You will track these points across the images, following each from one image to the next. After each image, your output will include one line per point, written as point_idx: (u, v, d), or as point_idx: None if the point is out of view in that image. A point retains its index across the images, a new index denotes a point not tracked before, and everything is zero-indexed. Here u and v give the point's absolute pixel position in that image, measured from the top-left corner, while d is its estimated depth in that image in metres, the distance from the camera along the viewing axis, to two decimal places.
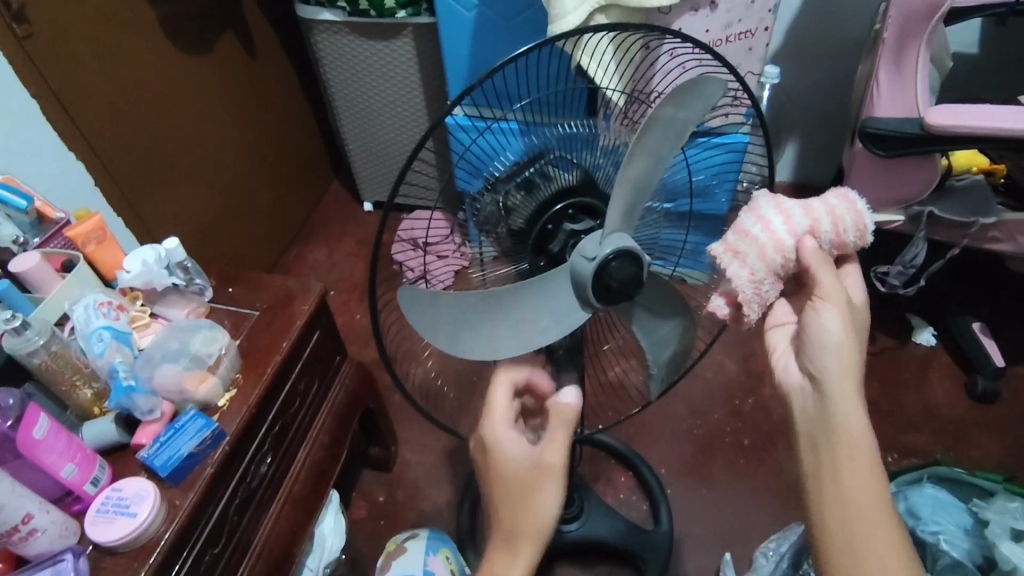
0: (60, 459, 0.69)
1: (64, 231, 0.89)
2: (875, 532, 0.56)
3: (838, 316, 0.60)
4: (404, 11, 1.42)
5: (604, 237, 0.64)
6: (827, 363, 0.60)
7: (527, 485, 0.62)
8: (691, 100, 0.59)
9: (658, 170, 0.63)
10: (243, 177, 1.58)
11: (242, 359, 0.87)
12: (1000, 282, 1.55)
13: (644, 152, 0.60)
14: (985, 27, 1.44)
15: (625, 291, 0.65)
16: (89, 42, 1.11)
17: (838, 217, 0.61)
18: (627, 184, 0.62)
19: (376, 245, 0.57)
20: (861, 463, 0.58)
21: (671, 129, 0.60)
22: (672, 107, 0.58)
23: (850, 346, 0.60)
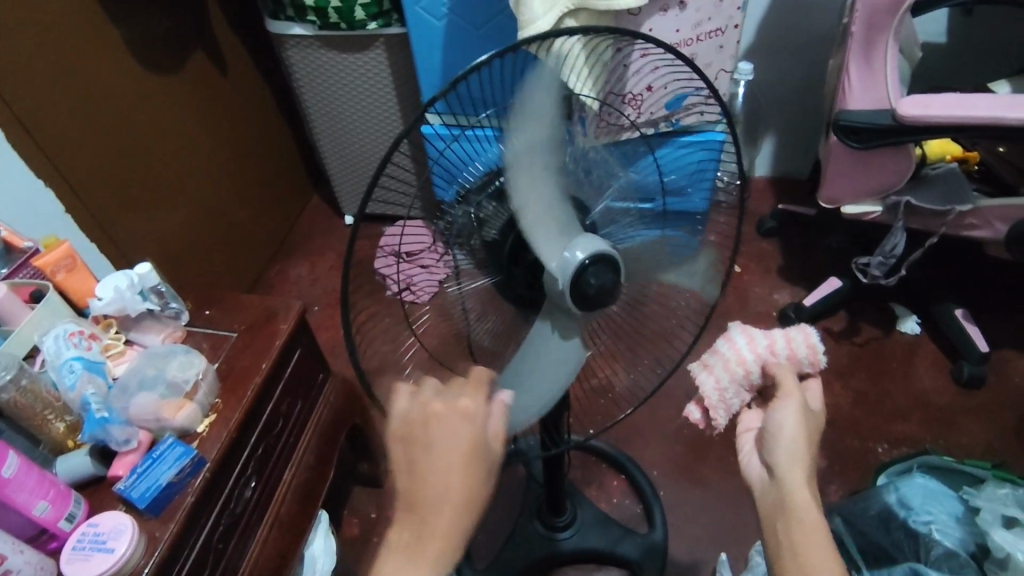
0: (31, 496, 0.67)
1: (32, 260, 0.87)
2: None
3: (793, 405, 0.64)
4: (375, 22, 1.41)
5: (583, 245, 0.64)
6: (783, 445, 0.62)
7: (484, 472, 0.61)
8: (537, 117, 0.61)
9: (556, 181, 0.64)
10: (219, 196, 1.56)
11: (221, 383, 0.85)
12: (980, 267, 1.56)
13: (525, 181, 0.62)
14: (951, 17, 1.45)
15: (602, 299, 0.65)
16: (52, 67, 1.09)
17: (795, 342, 0.69)
18: (532, 217, 0.63)
19: (348, 260, 0.56)
20: (823, 558, 0.56)
21: (541, 147, 0.62)
22: (520, 134, 0.61)
23: (804, 436, 0.63)
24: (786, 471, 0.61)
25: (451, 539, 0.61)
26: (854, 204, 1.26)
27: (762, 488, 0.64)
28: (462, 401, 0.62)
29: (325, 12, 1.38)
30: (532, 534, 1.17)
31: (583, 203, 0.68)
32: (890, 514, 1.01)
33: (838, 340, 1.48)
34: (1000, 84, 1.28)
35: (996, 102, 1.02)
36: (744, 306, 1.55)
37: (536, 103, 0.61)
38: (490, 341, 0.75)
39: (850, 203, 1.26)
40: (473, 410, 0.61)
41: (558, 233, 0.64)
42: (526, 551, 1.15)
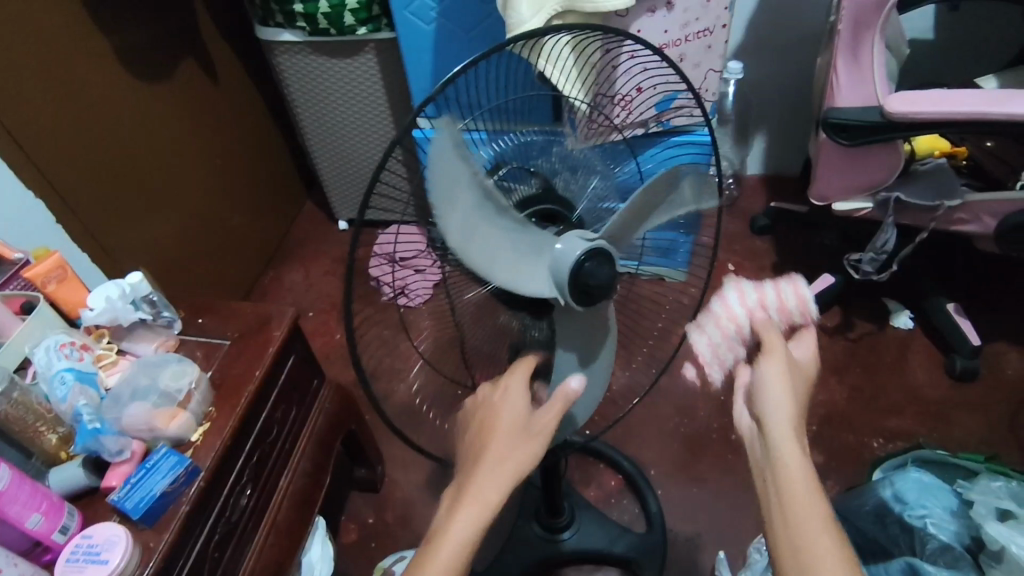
0: (24, 509, 0.67)
1: (22, 272, 0.86)
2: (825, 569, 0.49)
3: (778, 365, 0.61)
4: (365, 27, 1.41)
5: (570, 241, 0.63)
6: (772, 405, 0.58)
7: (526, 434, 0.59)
8: (452, 192, 0.56)
9: (509, 221, 0.60)
10: (211, 203, 1.56)
11: (215, 392, 0.85)
12: (971, 261, 1.57)
13: (478, 250, 0.60)
14: (938, 13, 1.46)
15: (602, 292, 0.63)
16: (41, 78, 1.09)
17: (783, 294, 0.69)
18: (504, 272, 0.61)
19: (351, 263, 0.55)
20: (814, 519, 0.52)
21: (473, 213, 0.58)
22: (447, 222, 0.57)
23: (789, 390, 0.59)
24: (775, 432, 0.57)
25: (496, 496, 0.55)
26: (845, 201, 1.26)
27: (755, 452, 0.60)
28: (506, 378, 0.64)
29: (315, 18, 1.38)
30: (529, 536, 1.17)
31: (571, 203, 0.68)
32: (886, 509, 1.01)
33: (832, 335, 1.48)
34: (987, 80, 1.29)
35: (983, 97, 1.03)
36: None
37: (442, 183, 0.55)
38: (483, 345, 0.75)
39: (841, 200, 1.26)
40: (513, 383, 0.63)
41: (535, 255, 0.63)
42: (524, 553, 1.15)
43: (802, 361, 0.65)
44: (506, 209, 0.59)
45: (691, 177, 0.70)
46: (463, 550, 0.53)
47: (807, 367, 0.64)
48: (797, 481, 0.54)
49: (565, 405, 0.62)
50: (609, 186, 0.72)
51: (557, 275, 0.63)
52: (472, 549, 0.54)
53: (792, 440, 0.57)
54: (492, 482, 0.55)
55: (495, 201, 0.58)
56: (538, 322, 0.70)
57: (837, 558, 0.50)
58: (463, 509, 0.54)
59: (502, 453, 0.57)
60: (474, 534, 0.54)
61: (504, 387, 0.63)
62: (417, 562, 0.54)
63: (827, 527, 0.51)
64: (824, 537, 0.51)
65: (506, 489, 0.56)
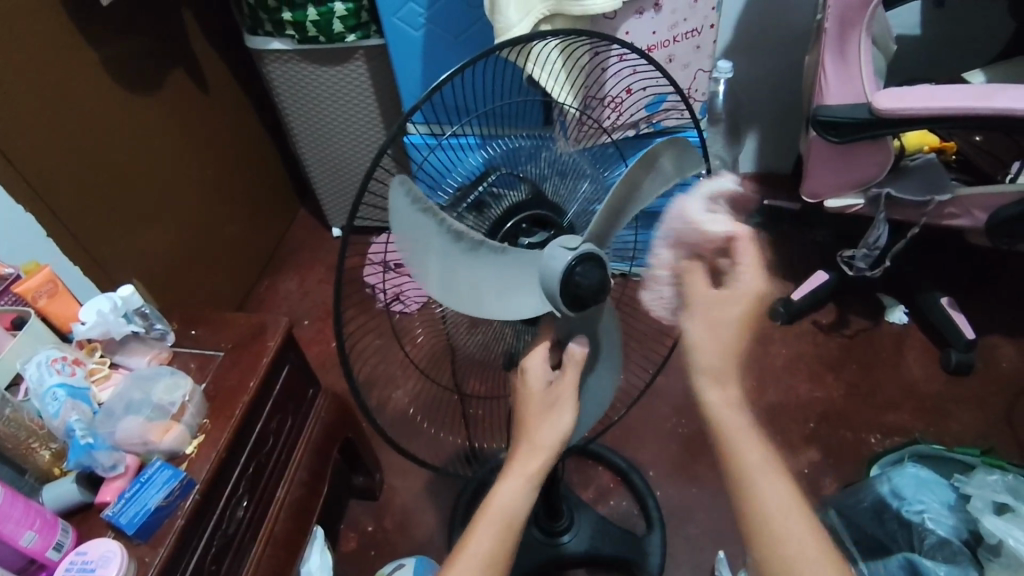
0: (18, 527, 0.66)
1: (12, 287, 0.86)
2: (771, 499, 0.60)
3: (702, 325, 0.62)
4: (354, 34, 1.41)
5: (556, 249, 0.62)
6: (707, 383, 0.64)
7: (550, 411, 0.63)
8: (420, 245, 0.55)
9: (489, 250, 0.59)
10: (203, 213, 1.56)
11: (210, 404, 0.85)
12: (964, 255, 1.58)
13: (463, 290, 0.60)
14: (924, 9, 1.47)
15: (594, 296, 0.62)
16: (28, 91, 1.08)
17: (682, 223, 0.66)
18: (492, 302, 0.62)
19: (339, 273, 0.55)
20: (756, 459, 0.62)
21: (451, 259, 0.58)
22: (421, 276, 0.57)
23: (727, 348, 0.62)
24: (714, 410, 0.64)
25: (535, 467, 0.61)
26: (837, 198, 1.26)
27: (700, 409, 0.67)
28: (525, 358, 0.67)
29: (304, 26, 1.38)
30: (529, 540, 1.17)
31: (560, 207, 0.67)
32: (884, 506, 1.01)
33: (828, 333, 1.48)
34: (974, 74, 1.30)
35: (970, 93, 1.03)
36: None
37: (411, 245, 0.54)
38: (476, 351, 0.75)
39: (833, 197, 1.27)
40: (533, 362, 0.65)
41: (522, 273, 0.62)
42: (525, 557, 1.15)
43: (725, 300, 0.63)
44: (480, 243, 0.58)
45: (669, 151, 0.65)
46: (509, 519, 0.61)
47: (745, 302, 0.63)
48: (742, 452, 0.62)
49: (576, 370, 0.66)
50: (600, 189, 0.71)
51: (545, 285, 0.63)
52: (516, 516, 0.61)
53: (729, 408, 0.64)
54: (527, 457, 0.62)
55: (466, 240, 0.57)
56: (532, 328, 0.70)
57: (789, 503, 0.60)
58: (505, 483, 0.61)
59: (534, 429, 0.62)
60: (518, 503, 0.61)
61: (522, 368, 0.65)
62: (466, 535, 0.61)
63: (775, 479, 0.61)
64: (777, 492, 0.60)
65: (544, 459, 0.62)
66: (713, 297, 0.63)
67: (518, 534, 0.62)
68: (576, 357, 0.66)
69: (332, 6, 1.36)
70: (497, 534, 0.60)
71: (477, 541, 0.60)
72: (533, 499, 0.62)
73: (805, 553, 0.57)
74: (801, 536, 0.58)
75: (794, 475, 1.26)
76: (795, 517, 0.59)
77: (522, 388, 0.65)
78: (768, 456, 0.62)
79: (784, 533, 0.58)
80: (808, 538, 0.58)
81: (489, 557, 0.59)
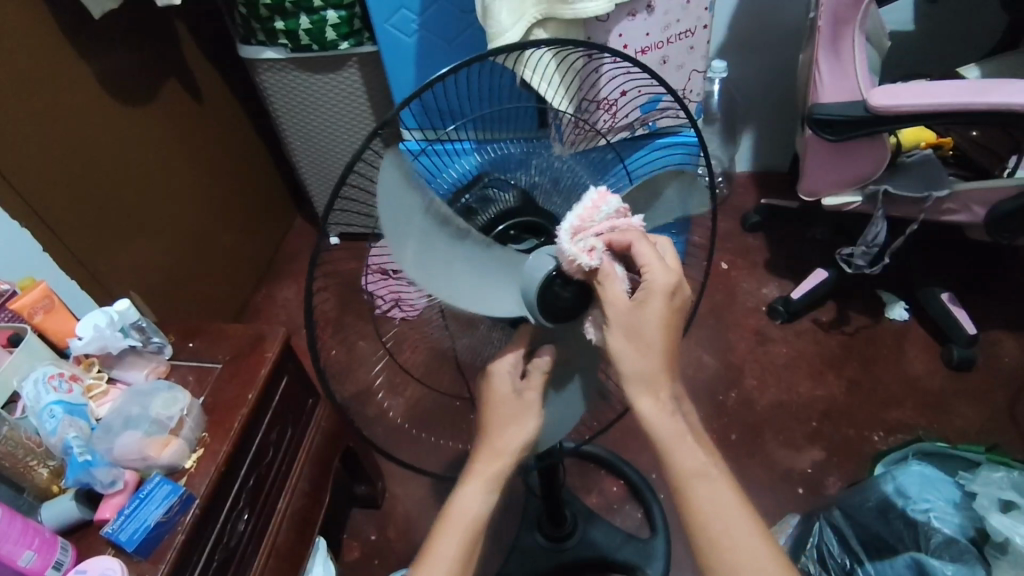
0: (16, 546, 0.65)
1: (8, 304, 0.86)
2: (711, 494, 0.57)
3: (622, 342, 0.57)
4: (347, 42, 1.40)
5: (540, 256, 0.60)
6: (637, 394, 0.58)
7: (513, 416, 0.62)
8: (404, 219, 0.54)
9: (472, 241, 0.59)
10: (199, 223, 1.55)
11: (207, 417, 0.84)
12: (963, 249, 1.57)
13: (443, 280, 0.58)
14: (917, 5, 1.47)
15: (573, 310, 0.61)
16: (20, 106, 1.08)
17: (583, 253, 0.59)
18: (470, 300, 0.60)
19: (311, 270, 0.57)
20: (692, 460, 0.58)
21: (432, 244, 0.57)
22: (400, 255, 0.55)
23: (656, 352, 0.57)
24: (651, 422, 0.58)
25: (494, 470, 0.62)
26: (834, 196, 1.26)
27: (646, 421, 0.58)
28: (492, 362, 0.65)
29: (296, 35, 1.37)
30: (532, 546, 1.16)
31: (554, 214, 0.67)
32: (888, 505, 1.01)
33: (828, 330, 1.48)
34: (970, 68, 1.30)
35: (967, 88, 1.03)
36: (732, 302, 1.56)
37: (397, 215, 0.54)
38: (472, 355, 0.76)
39: (829, 195, 1.27)
40: (498, 367, 0.64)
41: (502, 275, 0.62)
42: (529, 563, 1.15)
43: (641, 313, 0.57)
44: (465, 231, 0.58)
45: (674, 183, 0.67)
46: (468, 525, 0.62)
47: (661, 299, 0.57)
48: (682, 461, 0.58)
49: (542, 375, 0.64)
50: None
51: (524, 291, 0.61)
52: (475, 522, 0.62)
53: (664, 417, 0.57)
54: (487, 461, 0.62)
55: (453, 225, 0.57)
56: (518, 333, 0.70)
57: (727, 501, 0.57)
58: (465, 491, 0.62)
59: (498, 436, 0.62)
60: (477, 507, 0.62)
61: (487, 373, 0.64)
62: (430, 541, 0.63)
63: (716, 482, 0.58)
64: (720, 495, 0.57)
65: (504, 464, 0.62)
66: (629, 308, 0.57)
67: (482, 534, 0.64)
68: (544, 365, 0.64)
69: (325, 14, 1.35)
70: (462, 544, 0.62)
71: (442, 546, 0.62)
72: (491, 502, 0.63)
73: (747, 545, 0.56)
74: (742, 536, 0.56)
75: (797, 474, 1.26)
76: (739, 521, 0.56)
77: (487, 394, 0.63)
78: (706, 459, 0.58)
79: (731, 542, 0.56)
80: (748, 537, 0.56)
81: (449, 563, 0.61)
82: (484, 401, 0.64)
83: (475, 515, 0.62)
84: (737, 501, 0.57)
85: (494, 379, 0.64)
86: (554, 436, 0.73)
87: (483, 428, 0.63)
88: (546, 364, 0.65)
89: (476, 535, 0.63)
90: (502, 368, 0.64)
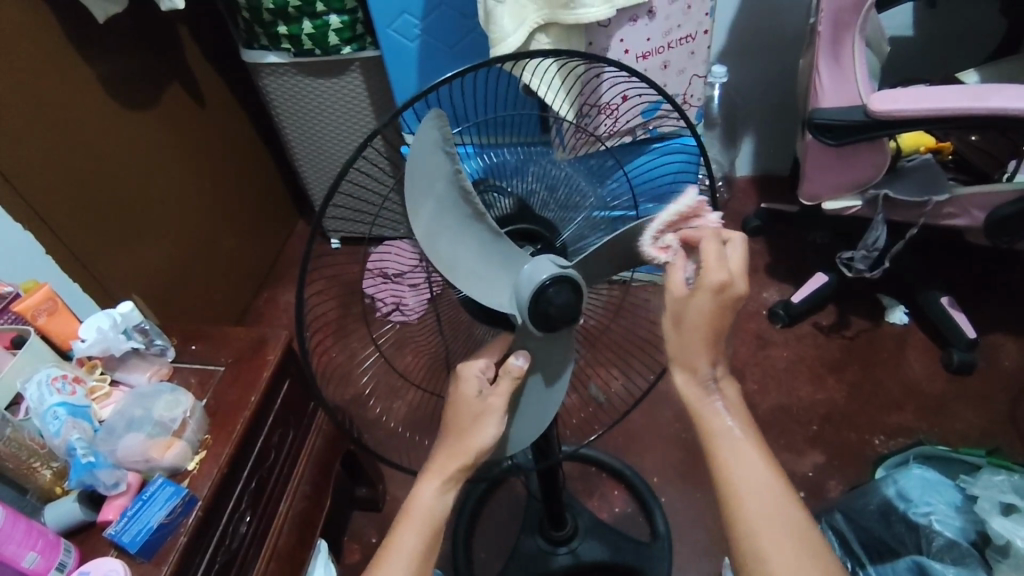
0: (20, 548, 0.65)
1: (12, 306, 0.86)
2: (750, 464, 0.57)
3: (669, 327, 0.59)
4: (349, 47, 1.41)
5: (539, 262, 0.59)
6: (676, 369, 0.59)
7: (473, 417, 0.60)
8: (427, 179, 0.56)
9: (483, 226, 0.59)
10: (202, 226, 1.56)
11: (210, 419, 0.84)
12: (963, 253, 1.58)
13: (444, 247, 0.59)
14: (916, 11, 1.48)
15: (564, 320, 0.59)
16: (23, 109, 1.09)
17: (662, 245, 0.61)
18: (463, 277, 0.60)
19: (304, 266, 0.55)
20: (728, 430, 0.58)
21: (443, 214, 0.58)
22: (414, 207, 0.58)
23: (699, 339, 0.57)
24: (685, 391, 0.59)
25: (451, 470, 0.60)
26: (834, 200, 1.27)
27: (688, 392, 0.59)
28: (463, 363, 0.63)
29: (299, 40, 1.38)
30: (533, 550, 1.16)
31: (551, 223, 0.66)
32: (890, 507, 1.01)
33: (829, 334, 1.48)
34: (969, 73, 1.31)
35: (966, 93, 1.03)
36: None
37: (419, 170, 0.56)
38: None
39: (830, 199, 1.27)
40: (466, 366, 0.62)
41: (501, 268, 0.61)
42: (529, 567, 1.14)
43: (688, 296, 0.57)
44: (480, 215, 0.58)
45: None
46: (429, 521, 0.60)
47: (707, 296, 0.55)
48: (717, 430, 0.58)
49: (512, 381, 0.61)
50: (595, 213, 0.69)
51: (517, 291, 0.60)
52: (436, 518, 0.60)
53: (700, 388, 0.59)
54: (445, 459, 0.60)
55: (471, 204, 0.57)
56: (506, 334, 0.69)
57: (765, 474, 0.56)
58: (423, 485, 0.60)
59: (459, 439, 0.60)
60: (438, 504, 0.60)
61: (458, 374, 0.62)
62: (389, 538, 0.60)
63: (753, 463, 0.57)
64: (755, 473, 0.56)
65: (460, 466, 0.60)
66: (682, 296, 0.57)
67: (441, 537, 0.61)
68: (515, 370, 0.62)
69: (328, 19, 1.36)
70: (423, 540, 0.60)
71: (399, 540, 0.59)
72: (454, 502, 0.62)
73: (782, 514, 0.55)
74: (775, 505, 0.55)
75: (798, 478, 1.26)
76: (775, 493, 0.56)
77: (454, 392, 0.62)
78: (744, 428, 0.59)
79: (759, 524, 0.54)
80: (781, 506, 0.55)
81: (407, 560, 0.58)
82: (450, 399, 0.62)
83: (436, 513, 0.60)
84: (775, 487, 0.56)
85: (461, 379, 0.62)
86: (519, 439, 0.71)
87: (445, 427, 0.61)
88: (518, 371, 0.62)
89: (436, 535, 0.61)
90: (471, 369, 0.62)
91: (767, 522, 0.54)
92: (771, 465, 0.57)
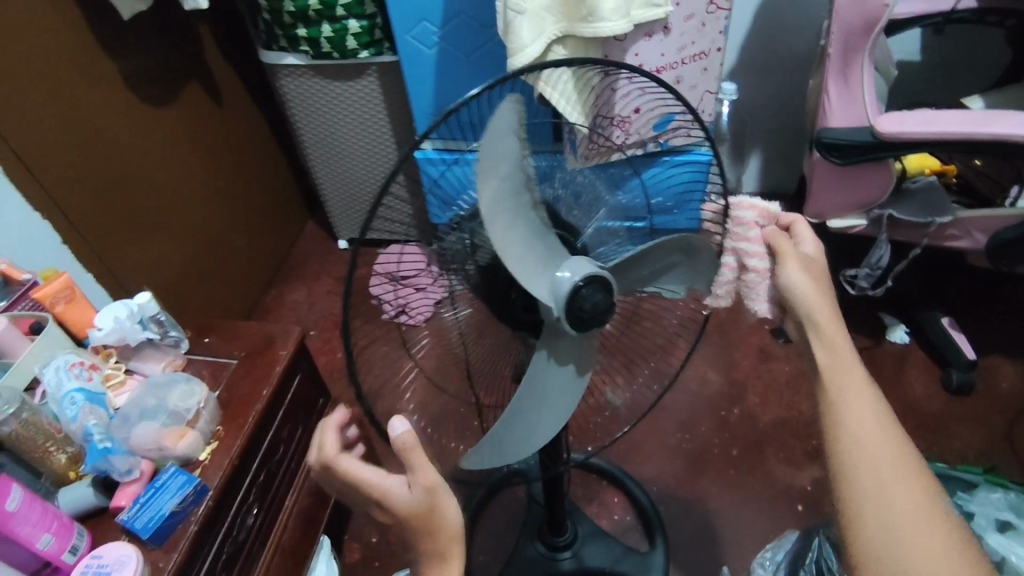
0: (36, 529, 0.66)
1: (31, 293, 0.87)
2: (869, 425, 0.58)
3: (795, 270, 0.65)
4: (367, 51, 1.43)
5: (574, 266, 0.62)
6: (813, 329, 0.64)
7: (428, 515, 0.58)
8: (498, 158, 0.55)
9: (534, 216, 0.61)
10: (214, 221, 1.57)
11: (222, 411, 0.86)
12: (964, 275, 1.60)
13: (502, 228, 0.58)
14: (923, 37, 1.51)
15: (597, 319, 0.61)
16: (48, 102, 1.11)
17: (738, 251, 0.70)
18: (516, 264, 0.60)
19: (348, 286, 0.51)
20: (856, 390, 0.60)
21: (508, 195, 0.58)
22: (480, 185, 0.56)
23: (827, 304, 0.64)
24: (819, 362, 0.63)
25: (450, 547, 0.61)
26: (839, 218, 1.29)
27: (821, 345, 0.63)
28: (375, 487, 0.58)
29: (317, 42, 1.40)
30: (533, 556, 1.17)
31: (573, 225, 0.67)
32: None
33: None
34: (973, 99, 1.33)
35: (971, 118, 1.06)
36: (736, 321, 1.58)
37: (494, 148, 0.54)
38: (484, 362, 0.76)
39: (835, 217, 1.29)
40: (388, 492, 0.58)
41: (541, 267, 0.61)
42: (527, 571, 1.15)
43: (813, 251, 0.68)
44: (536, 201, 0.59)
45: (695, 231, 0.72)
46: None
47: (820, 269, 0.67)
48: (842, 381, 0.60)
49: (421, 460, 0.57)
50: (611, 221, 0.72)
51: (554, 289, 0.61)
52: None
53: (839, 351, 0.62)
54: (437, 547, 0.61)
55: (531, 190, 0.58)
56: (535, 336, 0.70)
57: (888, 439, 0.57)
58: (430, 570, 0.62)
59: (435, 527, 0.60)
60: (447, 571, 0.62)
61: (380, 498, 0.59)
62: None
63: (884, 441, 0.57)
64: (876, 435, 0.57)
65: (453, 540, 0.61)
66: (811, 251, 0.68)
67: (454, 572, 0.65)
68: (417, 452, 0.56)
69: (346, 23, 1.38)
70: None
71: None
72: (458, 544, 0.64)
73: (897, 481, 0.54)
74: (889, 469, 0.55)
75: (796, 491, 1.27)
76: (890, 457, 0.56)
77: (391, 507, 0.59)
78: (871, 393, 0.60)
79: (867, 478, 0.55)
80: (894, 472, 0.55)
81: None
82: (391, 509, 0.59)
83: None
84: (896, 453, 0.56)
85: (388, 500, 0.58)
86: (535, 441, 0.70)
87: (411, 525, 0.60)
88: (417, 448, 0.56)
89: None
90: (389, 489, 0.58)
91: (883, 498, 0.54)
92: (894, 431, 0.58)
